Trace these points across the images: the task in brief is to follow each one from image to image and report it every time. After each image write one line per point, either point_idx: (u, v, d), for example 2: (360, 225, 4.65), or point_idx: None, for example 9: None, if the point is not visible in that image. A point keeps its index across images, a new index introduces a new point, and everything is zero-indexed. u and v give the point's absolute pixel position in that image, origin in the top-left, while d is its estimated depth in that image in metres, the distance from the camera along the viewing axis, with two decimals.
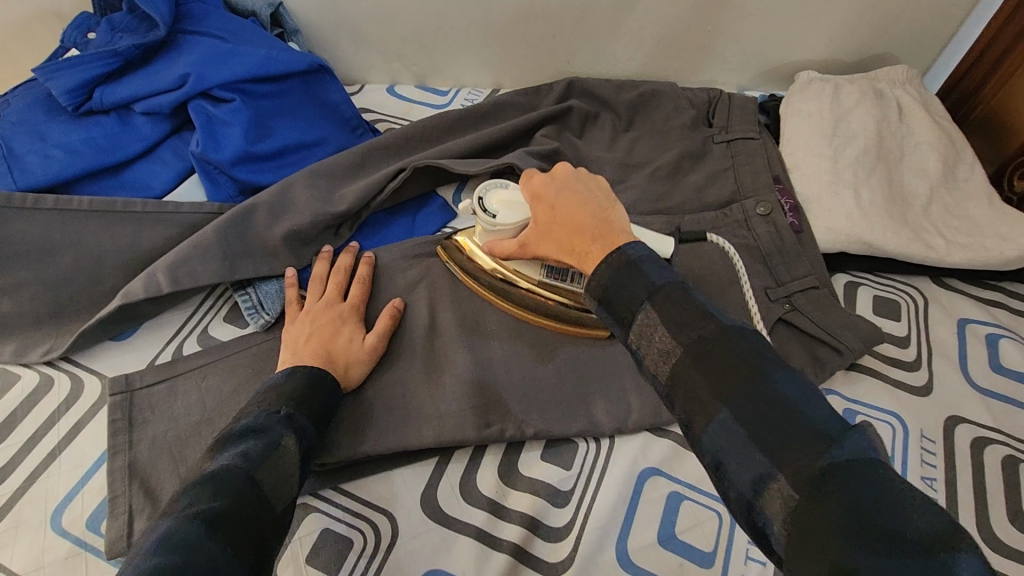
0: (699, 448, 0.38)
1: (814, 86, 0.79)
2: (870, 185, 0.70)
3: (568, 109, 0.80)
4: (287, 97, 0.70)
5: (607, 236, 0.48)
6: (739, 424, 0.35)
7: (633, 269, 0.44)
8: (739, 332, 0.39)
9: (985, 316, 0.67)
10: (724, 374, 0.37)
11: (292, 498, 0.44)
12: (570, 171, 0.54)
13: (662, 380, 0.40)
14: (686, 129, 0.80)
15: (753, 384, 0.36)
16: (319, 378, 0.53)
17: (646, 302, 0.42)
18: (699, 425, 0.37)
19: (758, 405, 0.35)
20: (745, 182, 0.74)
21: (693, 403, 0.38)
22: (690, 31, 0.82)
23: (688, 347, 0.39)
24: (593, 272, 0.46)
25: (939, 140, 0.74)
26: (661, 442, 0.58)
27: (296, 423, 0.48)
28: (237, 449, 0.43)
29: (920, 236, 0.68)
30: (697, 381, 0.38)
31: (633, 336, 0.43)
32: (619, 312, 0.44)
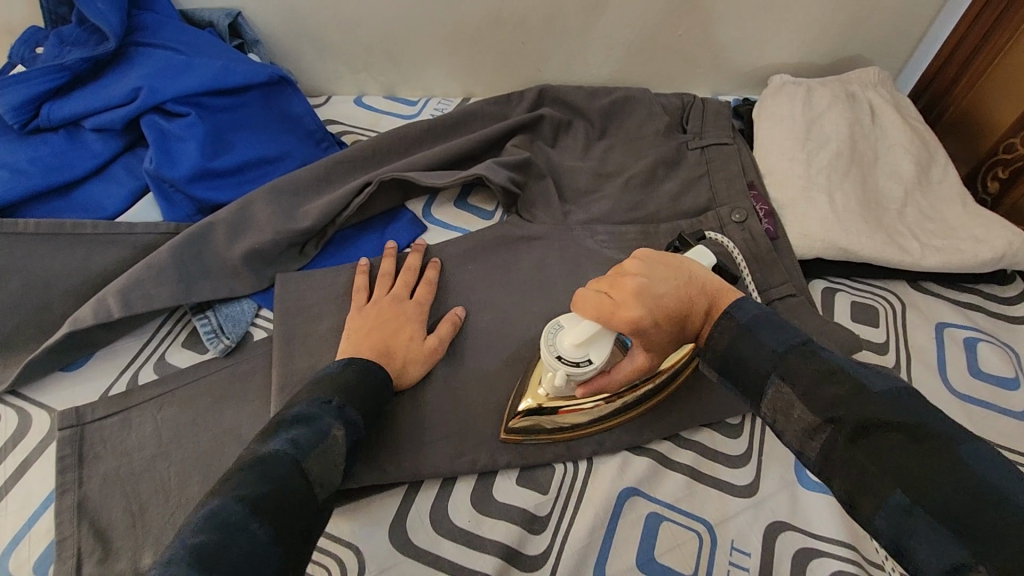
0: (865, 525, 0.34)
1: (787, 90, 0.78)
2: (844, 189, 0.70)
3: (540, 117, 0.79)
4: (247, 110, 0.67)
5: (712, 311, 0.46)
6: (920, 507, 0.32)
7: (752, 338, 0.43)
8: (900, 395, 0.36)
9: (962, 320, 0.67)
10: (889, 449, 0.34)
11: (334, 489, 0.42)
12: (641, 282, 0.47)
13: (810, 457, 0.38)
14: (660, 136, 0.78)
15: (930, 459, 0.33)
16: (371, 370, 0.52)
17: (774, 373, 0.41)
18: (866, 507, 0.34)
19: (945, 484, 0.31)
20: (720, 189, 0.73)
21: (855, 482, 0.34)
22: (661, 36, 0.81)
23: (839, 421, 0.36)
24: (709, 342, 0.46)
25: (912, 142, 0.74)
26: (639, 460, 0.56)
27: (346, 417, 0.47)
28: (289, 435, 0.42)
29: (895, 239, 0.67)
30: (861, 460, 0.34)
31: (768, 409, 0.41)
32: (750, 390, 0.42)
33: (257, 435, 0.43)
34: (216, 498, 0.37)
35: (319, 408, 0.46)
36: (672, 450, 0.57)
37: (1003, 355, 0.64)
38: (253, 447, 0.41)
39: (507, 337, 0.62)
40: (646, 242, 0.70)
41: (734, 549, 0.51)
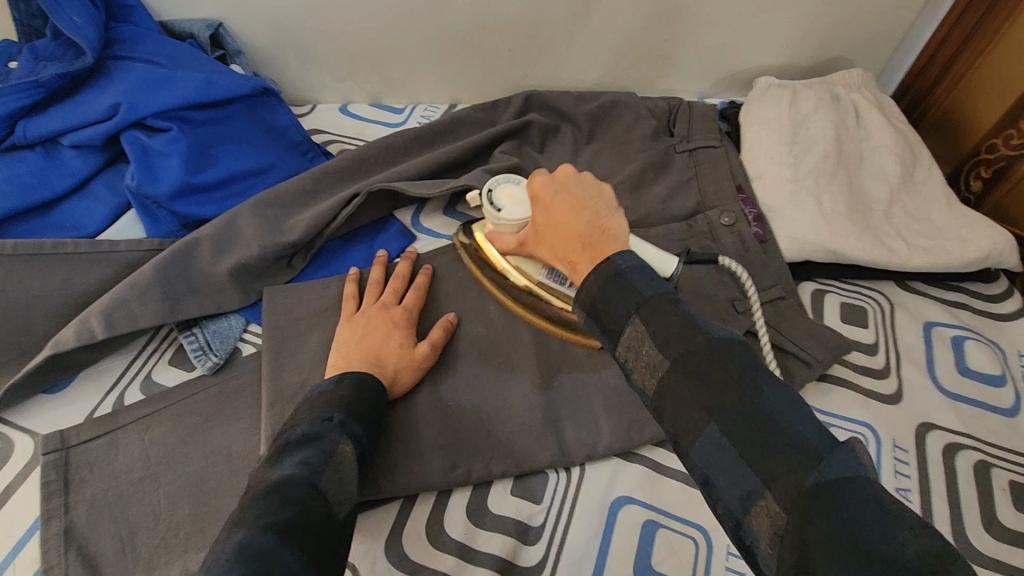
0: (685, 461, 0.36)
1: (772, 93, 0.79)
2: (831, 191, 0.70)
3: (528, 123, 0.78)
4: (231, 122, 0.66)
5: (595, 241, 0.45)
6: (726, 439, 0.33)
7: (623, 284, 0.41)
8: (728, 345, 0.36)
9: (949, 319, 0.68)
10: (715, 392, 0.35)
11: (352, 505, 0.42)
12: (571, 170, 0.51)
13: (648, 395, 0.38)
14: (648, 140, 0.78)
15: (743, 399, 0.34)
16: (364, 381, 0.52)
17: (634, 315, 0.39)
18: (685, 440, 0.35)
19: (747, 422, 0.33)
20: (709, 192, 0.73)
21: (677, 417, 0.36)
22: (647, 40, 0.81)
23: (676, 362, 0.37)
24: (582, 286, 0.43)
25: (897, 142, 0.75)
26: (633, 467, 0.56)
27: (348, 431, 0.46)
28: (297, 459, 0.41)
29: (882, 240, 0.68)
30: (684, 397, 0.36)
31: (621, 349, 0.40)
32: (609, 327, 0.41)
33: (262, 465, 0.42)
34: (237, 532, 0.35)
35: (321, 427, 0.45)
36: (666, 456, 0.57)
37: (990, 352, 0.65)
38: (262, 476, 0.40)
39: (499, 346, 0.62)
40: None
41: (730, 555, 0.52)
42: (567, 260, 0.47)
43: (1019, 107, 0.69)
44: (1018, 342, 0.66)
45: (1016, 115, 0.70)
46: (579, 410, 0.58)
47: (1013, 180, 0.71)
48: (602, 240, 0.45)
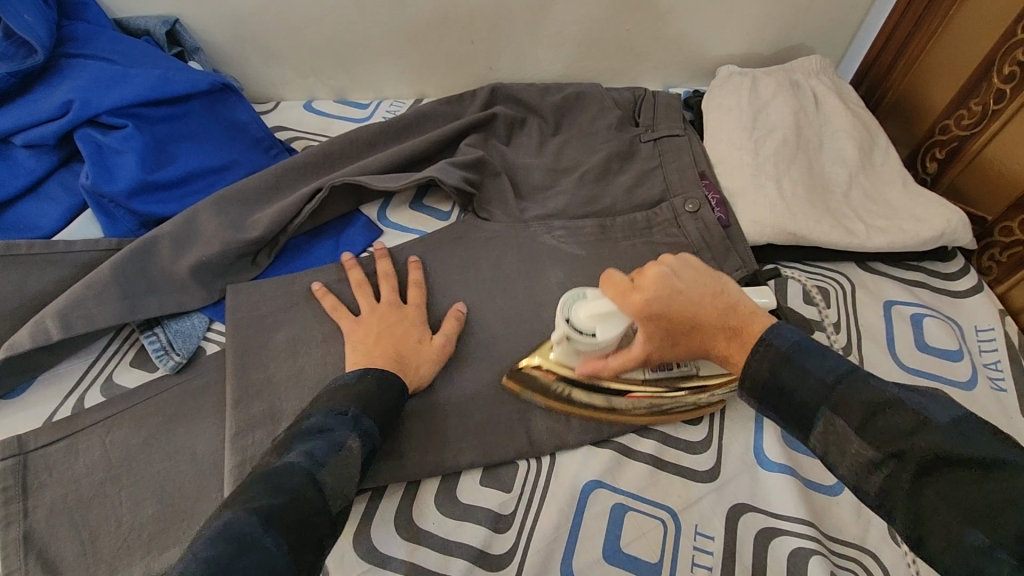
0: (932, 560, 0.35)
1: (733, 81, 0.80)
2: (791, 176, 0.71)
3: (493, 115, 0.79)
4: (189, 119, 0.66)
5: (742, 326, 0.46)
6: (992, 543, 0.32)
7: (797, 367, 0.42)
8: (958, 432, 0.36)
9: (908, 297, 0.69)
10: (966, 491, 0.34)
11: (353, 499, 0.44)
12: (664, 270, 0.48)
13: (870, 492, 0.38)
14: (613, 130, 0.79)
15: (1000, 498, 0.33)
16: (386, 380, 0.52)
17: (826, 407, 0.40)
18: (936, 545, 0.34)
19: (1022, 525, 0.32)
20: (673, 180, 0.74)
21: (923, 520, 0.35)
22: (610, 31, 0.82)
23: (903, 455, 0.36)
24: (744, 371, 0.45)
25: (855, 127, 0.76)
26: (601, 452, 0.57)
27: (361, 426, 0.47)
28: (304, 451, 0.43)
29: (841, 222, 0.69)
30: (927, 497, 0.35)
31: (818, 440, 0.41)
32: (800, 423, 0.42)
33: (275, 449, 0.45)
34: (225, 514, 0.38)
35: (335, 421, 0.47)
36: (634, 440, 0.58)
37: (948, 328, 0.66)
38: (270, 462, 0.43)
39: (467, 337, 0.62)
40: (603, 235, 0.70)
41: (698, 534, 0.52)
42: (719, 353, 0.48)
43: (968, 88, 0.71)
44: (974, 317, 0.68)
45: (966, 96, 0.72)
46: None
47: (964, 161, 0.72)
48: (747, 329, 0.46)
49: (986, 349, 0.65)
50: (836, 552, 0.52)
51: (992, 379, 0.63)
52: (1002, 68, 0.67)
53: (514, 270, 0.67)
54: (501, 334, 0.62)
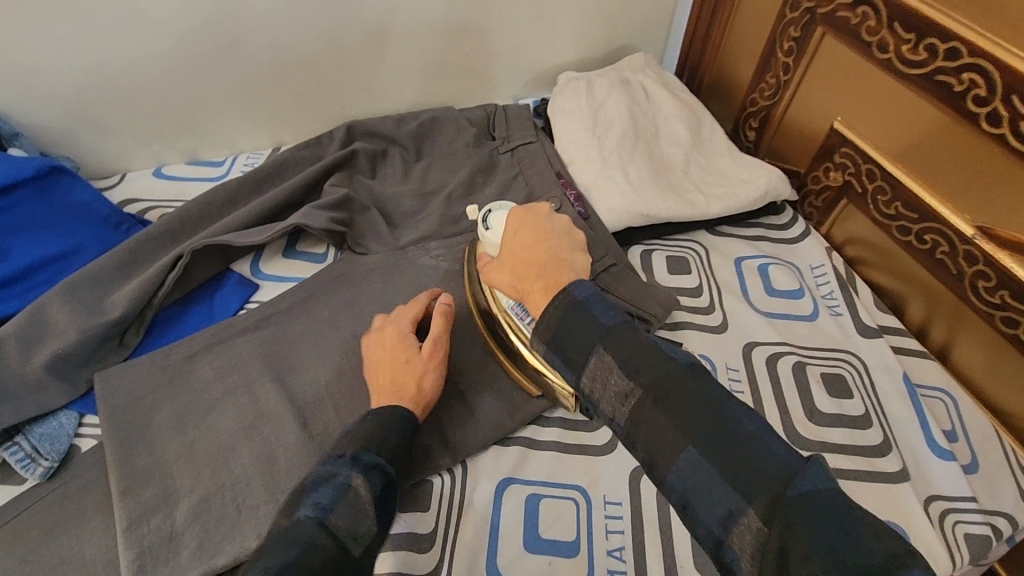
0: (662, 482, 0.42)
1: (571, 86, 0.87)
2: (635, 163, 0.78)
3: (353, 152, 0.80)
4: (21, 209, 0.62)
5: (550, 271, 0.53)
6: (701, 459, 0.40)
7: (583, 314, 0.48)
8: (687, 370, 0.43)
9: (754, 252, 0.78)
10: (684, 419, 0.41)
11: (373, 535, 0.42)
12: (544, 214, 0.58)
13: (621, 421, 0.44)
14: (471, 148, 0.84)
15: (710, 419, 0.41)
16: (379, 416, 0.51)
17: (598, 345, 0.46)
18: (663, 466, 0.41)
19: (721, 438, 0.40)
20: (534, 184, 0.79)
21: (655, 445, 0.42)
22: (451, 55, 0.86)
23: (645, 388, 0.43)
24: (541, 317, 0.50)
25: (682, 111, 0.85)
26: (509, 450, 0.59)
27: (367, 461, 0.47)
28: (313, 499, 0.43)
29: (684, 196, 0.77)
30: (658, 421, 0.42)
31: (588, 381, 0.47)
32: (576, 364, 0.48)
33: (289, 505, 0.44)
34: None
35: (335, 464, 0.46)
36: (538, 431, 0.61)
37: (789, 271, 0.76)
38: (286, 515, 0.43)
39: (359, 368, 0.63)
40: None
41: (608, 503, 0.56)
42: (524, 288, 0.53)
43: (762, 63, 0.82)
44: (808, 257, 0.78)
45: (761, 70, 0.82)
46: (450, 410, 0.61)
47: (774, 126, 0.83)
48: (558, 273, 0.53)
49: (821, 283, 0.75)
50: None
51: (830, 308, 0.73)
52: (783, 45, 0.77)
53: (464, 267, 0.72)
54: None
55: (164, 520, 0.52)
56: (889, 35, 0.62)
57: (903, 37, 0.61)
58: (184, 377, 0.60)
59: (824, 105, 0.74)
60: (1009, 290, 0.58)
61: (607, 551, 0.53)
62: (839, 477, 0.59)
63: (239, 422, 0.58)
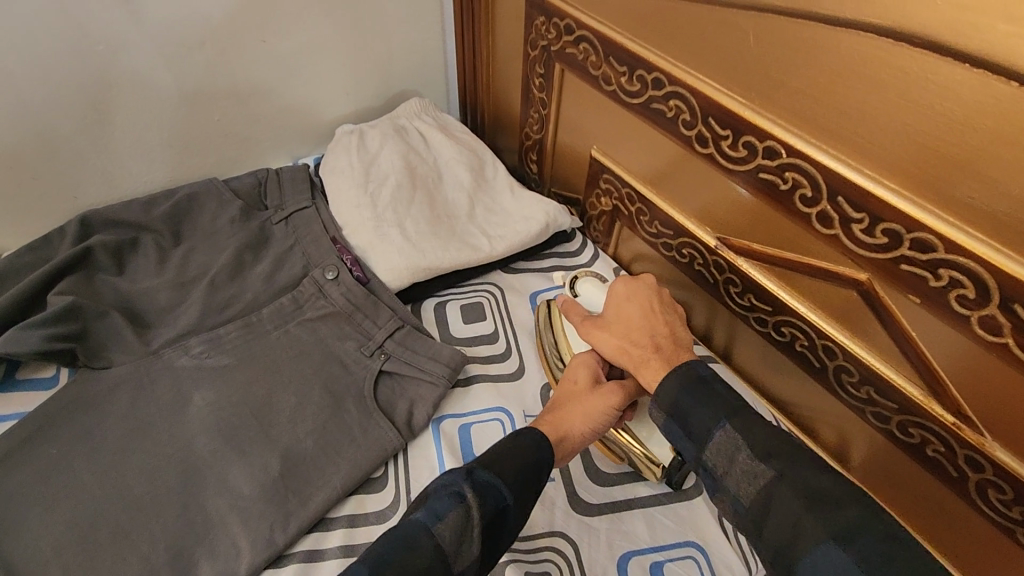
0: (794, 575, 0.40)
1: (343, 140, 0.83)
2: (413, 216, 0.76)
3: (88, 250, 0.69)
4: None
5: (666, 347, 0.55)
6: (851, 559, 0.37)
7: (704, 391, 0.49)
8: (823, 466, 0.43)
9: (547, 284, 0.78)
10: (832, 514, 0.40)
11: (474, 560, 0.40)
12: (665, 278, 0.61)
13: (747, 501, 0.43)
14: (238, 222, 0.76)
15: (865, 512, 0.40)
16: (523, 439, 0.48)
17: (724, 419, 0.47)
18: (796, 556, 0.40)
19: (876, 535, 0.38)
20: (311, 253, 0.74)
21: (790, 536, 0.40)
22: (204, 125, 0.79)
23: (782, 472, 0.43)
24: (663, 386, 0.51)
25: (459, 153, 0.84)
26: (283, 571, 0.53)
27: (487, 476, 0.43)
28: (430, 505, 0.40)
29: (467, 241, 0.75)
30: (797, 510, 0.41)
31: (711, 454, 0.46)
32: (695, 435, 0.48)
33: (409, 506, 0.43)
34: None
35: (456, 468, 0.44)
36: (320, 537, 0.55)
37: None
38: (405, 513, 0.42)
39: (95, 513, 0.53)
40: (251, 335, 0.67)
41: None
42: (638, 358, 0.55)
43: (526, 99, 0.83)
44: None
45: (526, 105, 0.84)
46: (214, 539, 0.53)
47: (550, 156, 0.84)
48: (670, 349, 0.55)
49: None
50: (533, 547, 0.55)
51: None
52: (536, 81, 0.79)
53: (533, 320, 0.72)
54: (143, 490, 0.55)
55: None
56: (609, 69, 0.65)
57: (619, 70, 0.64)
58: None
59: (583, 135, 0.76)
60: (753, 293, 0.62)
61: None
62: (639, 507, 0.59)
63: None
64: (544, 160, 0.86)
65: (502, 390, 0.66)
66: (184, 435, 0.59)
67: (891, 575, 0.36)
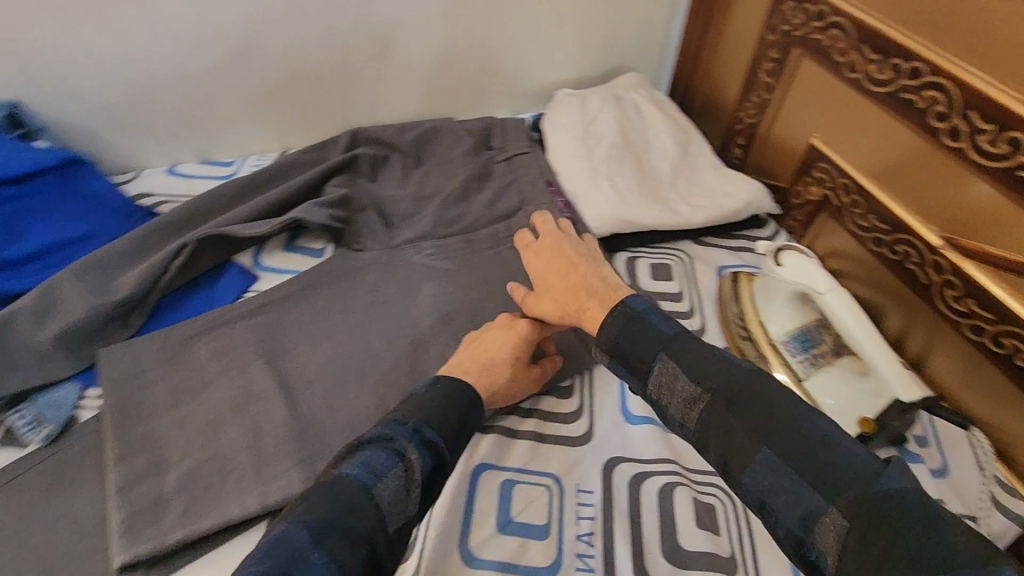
0: (736, 486, 0.45)
1: (567, 100, 0.91)
2: (622, 174, 0.82)
3: (355, 156, 0.84)
4: (41, 196, 0.67)
5: (603, 292, 0.59)
6: (778, 460, 0.42)
7: (643, 321, 0.54)
8: (753, 378, 0.47)
9: (736, 261, 0.81)
10: (755, 420, 0.45)
11: (412, 513, 0.46)
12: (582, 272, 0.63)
13: (692, 426, 0.48)
14: (468, 156, 0.88)
15: (795, 430, 0.43)
16: (450, 398, 0.52)
17: (661, 353, 0.51)
18: (738, 467, 0.44)
19: (802, 446, 0.42)
20: (527, 192, 0.83)
21: (729, 450, 0.45)
22: (455, 70, 0.92)
23: (714, 391, 0.47)
24: (604, 329, 0.55)
25: (669, 128, 0.90)
26: (488, 437, 0.61)
27: (424, 436, 0.49)
28: (369, 464, 0.46)
29: (668, 206, 0.81)
30: (738, 428, 0.45)
31: (655, 387, 0.51)
32: (638, 369, 0.53)
33: (335, 458, 0.47)
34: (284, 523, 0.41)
35: (392, 429, 0.49)
36: (516, 420, 0.63)
37: None
38: (329, 471, 0.46)
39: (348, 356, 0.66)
40: (469, 249, 0.78)
41: (580, 490, 0.58)
42: (578, 309, 0.60)
43: (748, 83, 0.86)
44: None
45: (747, 89, 0.87)
46: None
47: (759, 143, 0.87)
48: (606, 293, 0.59)
49: None
50: (700, 481, 0.60)
51: None
52: (766, 66, 0.82)
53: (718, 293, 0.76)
54: (384, 348, 0.67)
55: (156, 483, 0.55)
56: (858, 55, 0.67)
57: (871, 57, 0.65)
58: (183, 357, 0.64)
59: (804, 123, 0.78)
60: (974, 299, 0.60)
61: (576, 536, 0.55)
62: None
63: (229, 402, 0.61)
64: (751, 145, 0.88)
65: None
66: (413, 316, 0.70)
67: (818, 468, 0.41)
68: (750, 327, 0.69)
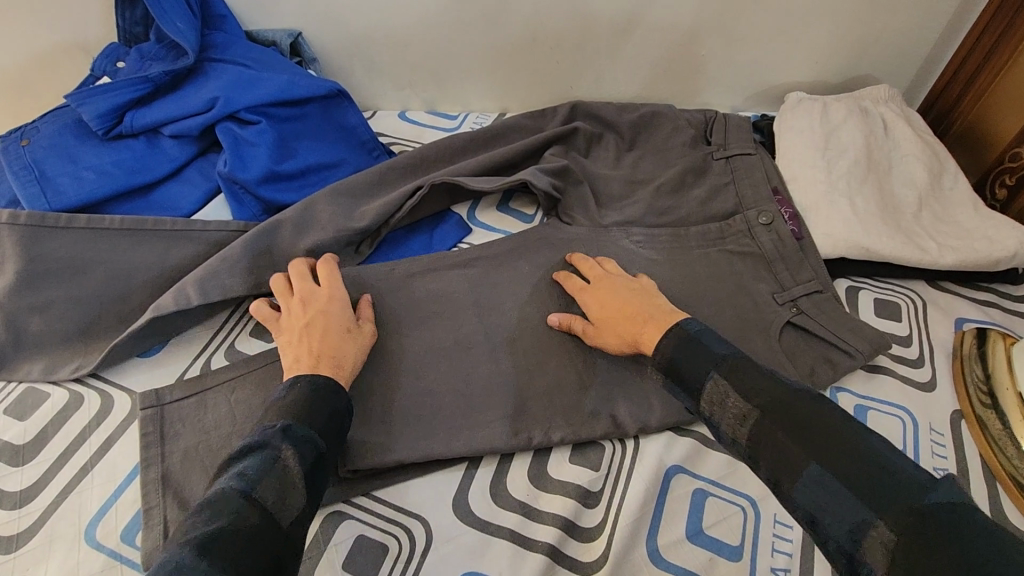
0: (787, 502, 0.41)
1: (804, 105, 0.84)
2: (863, 195, 0.75)
3: (574, 130, 0.84)
4: (309, 120, 0.74)
5: (659, 315, 0.56)
6: (830, 478, 0.39)
7: (697, 344, 0.50)
8: (805, 398, 0.44)
9: (980, 316, 0.71)
10: (802, 437, 0.42)
11: (299, 508, 0.44)
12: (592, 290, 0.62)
13: (741, 442, 0.45)
14: (686, 148, 0.83)
15: (835, 444, 0.41)
16: (321, 387, 0.51)
17: (713, 371, 0.48)
18: (788, 483, 0.41)
19: (851, 461, 0.39)
20: (746, 195, 0.78)
21: (780, 463, 0.42)
22: (686, 56, 0.88)
23: (764, 409, 0.44)
24: (659, 347, 0.52)
25: (923, 152, 0.79)
26: (682, 440, 0.57)
27: (297, 435, 0.47)
28: (233, 472, 0.44)
29: (912, 239, 0.72)
30: (783, 442, 0.42)
31: (706, 404, 0.48)
32: (689, 386, 0.49)
33: (217, 470, 0.45)
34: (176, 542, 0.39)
35: (266, 435, 0.46)
36: None
37: None
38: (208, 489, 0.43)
39: None
40: (678, 244, 0.74)
41: (777, 522, 0.53)
42: (633, 333, 0.56)
43: None
44: None
45: None
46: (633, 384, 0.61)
47: None
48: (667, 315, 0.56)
49: None
50: None
51: None
52: None
53: (953, 343, 0.68)
54: None
55: (374, 402, 0.58)
56: None
57: None
58: (403, 291, 0.67)
59: None
60: None
61: (771, 568, 0.51)
62: None
63: (439, 343, 0.63)
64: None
65: (910, 396, 0.64)
66: None
67: (862, 484, 0.38)
68: (998, 395, 0.62)
